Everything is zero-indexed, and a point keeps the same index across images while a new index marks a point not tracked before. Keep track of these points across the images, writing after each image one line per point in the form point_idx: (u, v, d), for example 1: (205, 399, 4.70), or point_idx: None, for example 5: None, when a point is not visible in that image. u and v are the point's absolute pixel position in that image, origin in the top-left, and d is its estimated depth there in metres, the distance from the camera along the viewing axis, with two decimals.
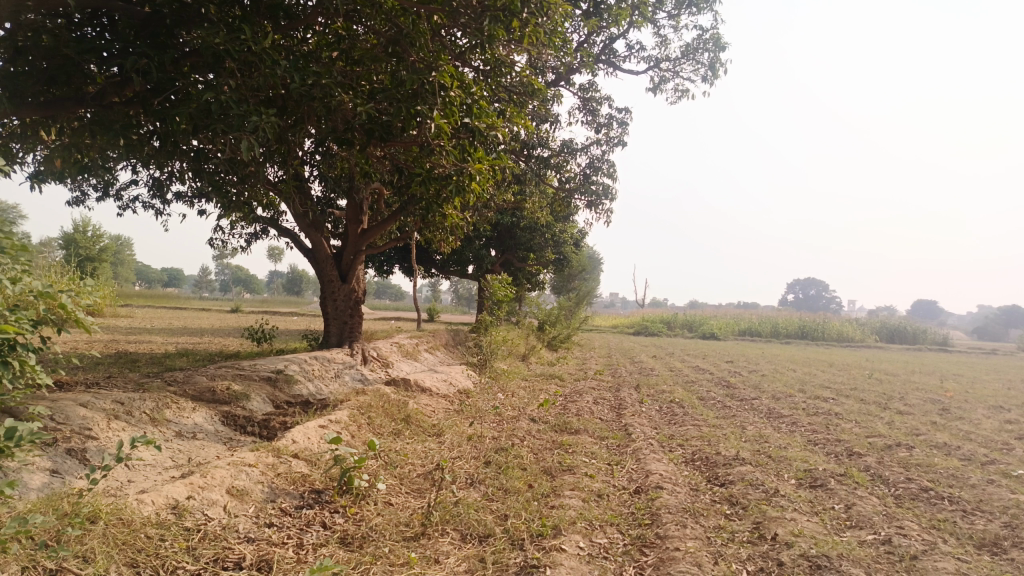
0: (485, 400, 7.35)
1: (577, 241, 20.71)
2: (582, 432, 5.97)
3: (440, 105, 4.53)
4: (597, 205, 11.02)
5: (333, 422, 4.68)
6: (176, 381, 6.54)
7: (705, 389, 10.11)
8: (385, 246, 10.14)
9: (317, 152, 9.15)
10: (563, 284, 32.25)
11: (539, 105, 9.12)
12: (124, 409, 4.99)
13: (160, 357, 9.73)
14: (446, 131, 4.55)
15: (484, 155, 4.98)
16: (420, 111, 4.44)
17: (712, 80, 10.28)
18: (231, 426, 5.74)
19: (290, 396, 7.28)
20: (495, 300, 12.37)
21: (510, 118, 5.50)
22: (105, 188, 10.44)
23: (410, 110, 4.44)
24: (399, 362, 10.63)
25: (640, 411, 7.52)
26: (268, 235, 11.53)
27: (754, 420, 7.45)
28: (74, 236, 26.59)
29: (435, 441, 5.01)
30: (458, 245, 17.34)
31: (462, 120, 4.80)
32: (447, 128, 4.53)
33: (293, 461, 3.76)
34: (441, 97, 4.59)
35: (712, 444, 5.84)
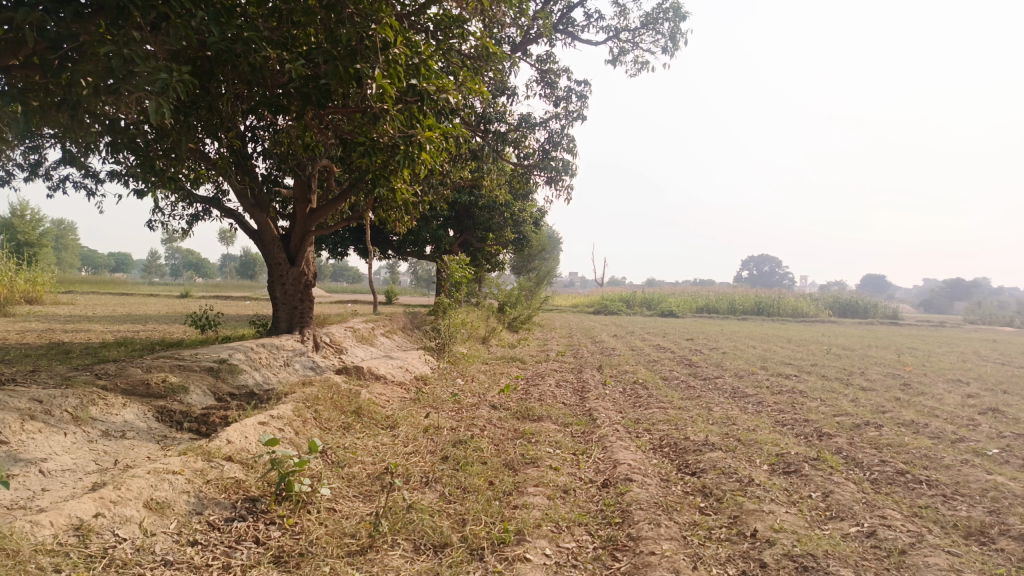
0: (443, 388, 7.00)
1: (536, 220, 20.42)
2: (545, 419, 5.68)
3: (383, 64, 4.11)
4: (557, 182, 10.68)
5: (275, 418, 4.30)
6: (107, 374, 6.04)
7: (668, 369, 9.94)
8: (336, 225, 9.65)
9: (260, 126, 8.61)
10: (522, 263, 31.93)
11: (496, 76, 8.72)
12: (41, 407, 4.51)
13: (96, 347, 9.14)
14: (389, 94, 4.14)
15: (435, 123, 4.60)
16: (362, 73, 4.03)
17: (672, 52, 9.99)
18: (166, 422, 5.30)
19: (234, 387, 6.84)
20: (453, 281, 12.01)
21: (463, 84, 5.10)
22: (32, 168, 9.73)
23: (349, 70, 4.02)
24: (353, 347, 10.23)
25: (603, 394, 7.27)
26: (211, 216, 10.95)
27: (720, 400, 7.26)
28: (11, 220, 25.32)
29: (387, 435, 4.66)
30: (414, 225, 16.85)
31: (409, 83, 4.40)
32: (392, 92, 4.12)
33: (225, 465, 3.38)
34: (385, 56, 4.17)
35: (680, 428, 5.61)
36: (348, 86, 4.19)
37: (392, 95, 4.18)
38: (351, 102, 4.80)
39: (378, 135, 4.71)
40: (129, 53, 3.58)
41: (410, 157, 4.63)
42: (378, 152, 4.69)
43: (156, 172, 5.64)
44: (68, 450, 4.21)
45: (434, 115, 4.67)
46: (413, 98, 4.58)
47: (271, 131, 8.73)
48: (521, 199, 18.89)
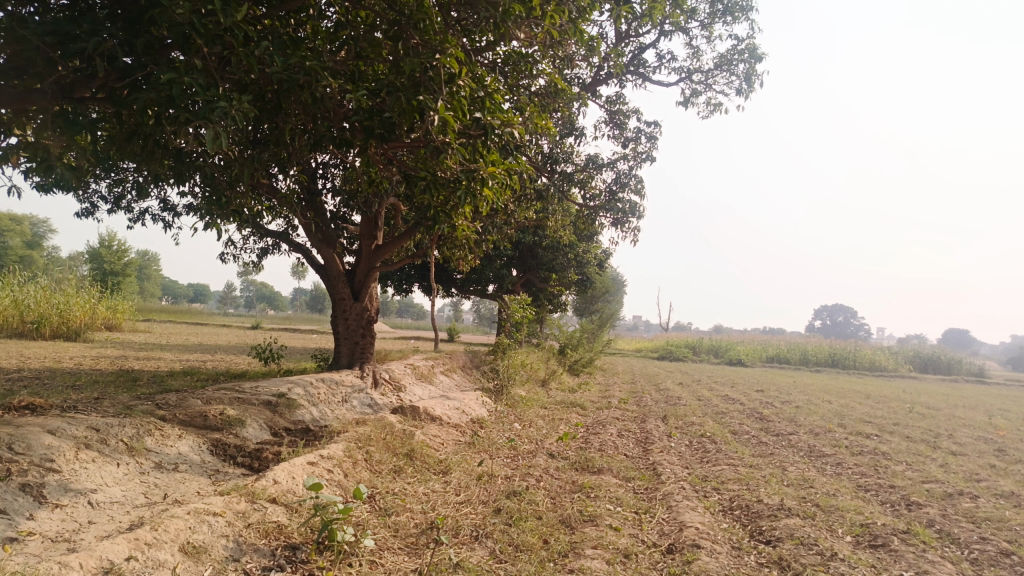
0: (500, 432, 6.77)
1: (601, 262, 20.18)
2: (605, 472, 5.39)
3: (447, 97, 4.03)
4: (624, 224, 10.44)
5: (325, 459, 4.16)
6: (167, 404, 6.06)
7: (737, 422, 9.43)
8: (400, 263, 9.64)
9: (330, 163, 8.74)
10: (586, 305, 31.58)
11: (564, 116, 8.62)
12: (98, 436, 4.50)
13: (163, 375, 9.31)
14: (452, 126, 4.05)
15: (499, 158, 4.49)
16: (424, 105, 3.96)
17: (747, 93, 9.72)
18: (220, 456, 5.24)
19: (291, 422, 6.78)
20: (514, 322, 11.84)
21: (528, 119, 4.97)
22: (115, 201, 10.14)
23: (412, 102, 3.94)
24: (412, 386, 10.14)
25: (667, 447, 6.89)
26: (280, 250, 11.15)
27: (794, 459, 6.79)
28: (99, 250, 26.64)
29: (439, 481, 4.46)
30: (478, 264, 16.85)
31: (473, 116, 4.30)
32: (454, 124, 4.03)
33: (269, 507, 3.24)
34: (449, 88, 4.09)
35: (751, 488, 5.23)
36: (412, 119, 4.11)
37: (455, 127, 4.09)
38: (415, 136, 4.75)
39: (441, 170, 4.64)
40: (195, 84, 3.61)
41: (472, 192, 4.52)
42: (440, 186, 4.60)
43: (224, 207, 5.72)
44: (119, 481, 4.18)
45: (498, 150, 4.56)
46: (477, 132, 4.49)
47: (341, 169, 8.85)
48: (586, 240, 18.70)
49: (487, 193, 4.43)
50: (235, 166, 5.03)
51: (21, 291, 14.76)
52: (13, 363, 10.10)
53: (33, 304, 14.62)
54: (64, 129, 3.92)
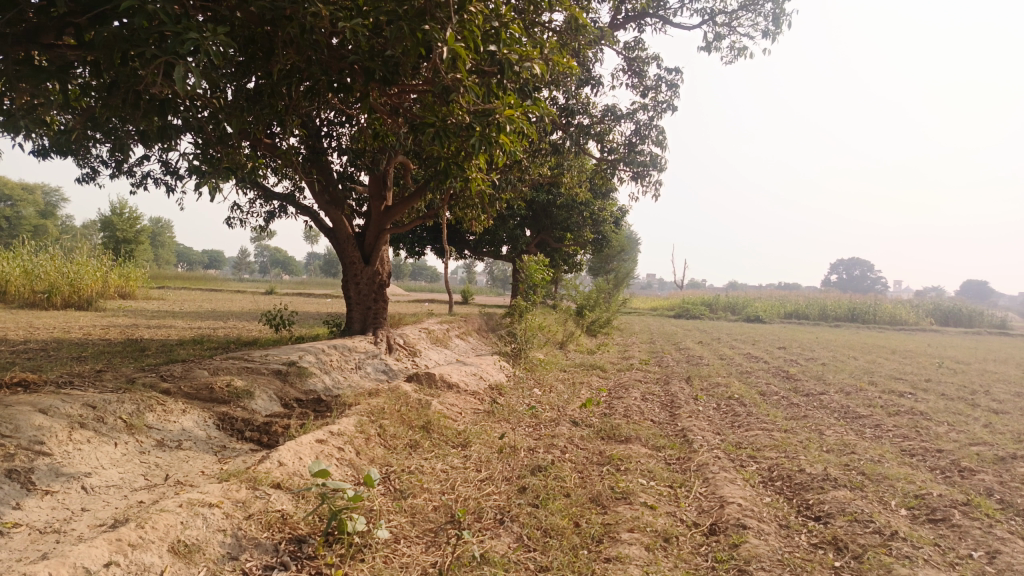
0: (520, 399, 6.47)
1: (617, 219, 19.71)
2: (634, 441, 5.07)
3: (457, 27, 3.60)
4: (644, 178, 9.97)
5: (335, 435, 3.86)
6: (173, 376, 5.80)
7: (764, 382, 9.07)
8: (411, 224, 9.25)
9: (337, 120, 8.36)
10: (601, 265, 31.19)
11: (580, 63, 8.13)
12: (94, 414, 4.23)
13: (172, 344, 9.09)
14: (463, 63, 3.63)
15: (517, 101, 4.08)
16: (431, 36, 3.54)
17: (775, 36, 9.14)
18: (227, 431, 4.97)
19: (302, 392, 6.51)
20: (531, 283, 11.48)
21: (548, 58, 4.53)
22: (117, 165, 9.81)
23: (418, 34, 3.52)
24: (427, 350, 9.87)
25: (697, 411, 6.57)
26: (288, 214, 10.82)
27: (830, 422, 6.44)
28: (111, 218, 26.46)
29: (459, 456, 4.15)
30: (491, 224, 16.47)
31: (487, 51, 3.88)
32: (467, 57, 3.61)
33: (273, 494, 2.94)
34: (459, 18, 3.66)
35: (791, 457, 4.90)
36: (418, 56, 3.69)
37: (466, 61, 3.67)
38: (422, 78, 4.33)
39: (451, 115, 4.24)
40: (172, 22, 3.22)
41: (489, 136, 4.12)
42: (452, 133, 4.20)
43: (222, 166, 5.36)
44: (116, 462, 3.91)
45: (515, 92, 4.14)
46: (491, 67, 4.07)
47: (348, 127, 8.47)
48: (602, 197, 18.22)
49: (504, 138, 4.03)
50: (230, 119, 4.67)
51: (31, 261, 14.59)
52: (21, 334, 9.91)
53: (43, 273, 14.43)
54: (34, 79, 3.57)
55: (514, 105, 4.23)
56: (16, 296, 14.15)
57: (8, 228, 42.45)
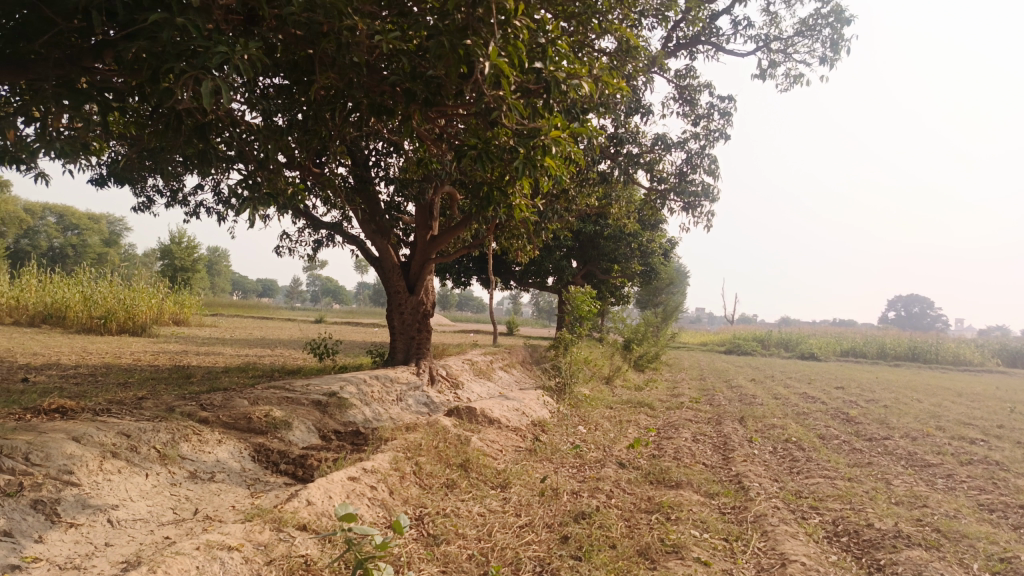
0: (564, 437, 6.21)
1: (666, 252, 19.37)
2: (685, 486, 4.77)
3: (500, 43, 3.47)
4: (695, 209, 9.66)
5: (368, 473, 3.68)
6: (212, 405, 5.72)
7: (823, 424, 8.59)
8: (457, 254, 9.14)
9: (385, 150, 8.36)
10: (649, 298, 30.70)
11: (630, 91, 7.97)
12: (128, 443, 4.15)
13: (217, 372, 9.10)
14: (508, 82, 3.49)
15: (564, 125, 3.91)
16: (473, 52, 3.42)
17: (832, 63, 8.85)
18: (262, 463, 4.84)
19: (341, 423, 6.37)
20: (577, 315, 11.24)
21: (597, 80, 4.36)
22: (171, 194, 10.02)
23: (461, 52, 3.41)
24: (470, 383, 9.69)
25: (751, 454, 6.22)
26: (334, 243, 10.86)
27: (897, 470, 6.00)
28: (170, 247, 27.22)
29: (497, 498, 3.93)
30: (537, 255, 16.32)
31: (533, 69, 3.74)
32: (511, 75, 3.47)
33: (297, 537, 2.77)
34: (503, 34, 3.53)
35: (857, 509, 4.53)
36: (461, 75, 3.57)
37: (509, 78, 3.53)
38: (467, 102, 4.20)
39: (496, 139, 4.10)
40: (211, 42, 3.17)
41: (534, 161, 3.96)
42: (495, 157, 4.05)
43: (266, 194, 5.33)
44: (145, 495, 3.80)
45: (562, 114, 3.97)
46: (538, 87, 3.92)
47: (396, 156, 8.46)
48: (650, 229, 17.92)
49: (550, 163, 3.86)
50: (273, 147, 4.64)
51: (90, 287, 14.99)
52: (74, 359, 10.07)
53: (101, 299, 14.76)
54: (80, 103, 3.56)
55: (561, 128, 4.07)
56: (74, 321, 14.49)
57: (74, 255, 44.12)
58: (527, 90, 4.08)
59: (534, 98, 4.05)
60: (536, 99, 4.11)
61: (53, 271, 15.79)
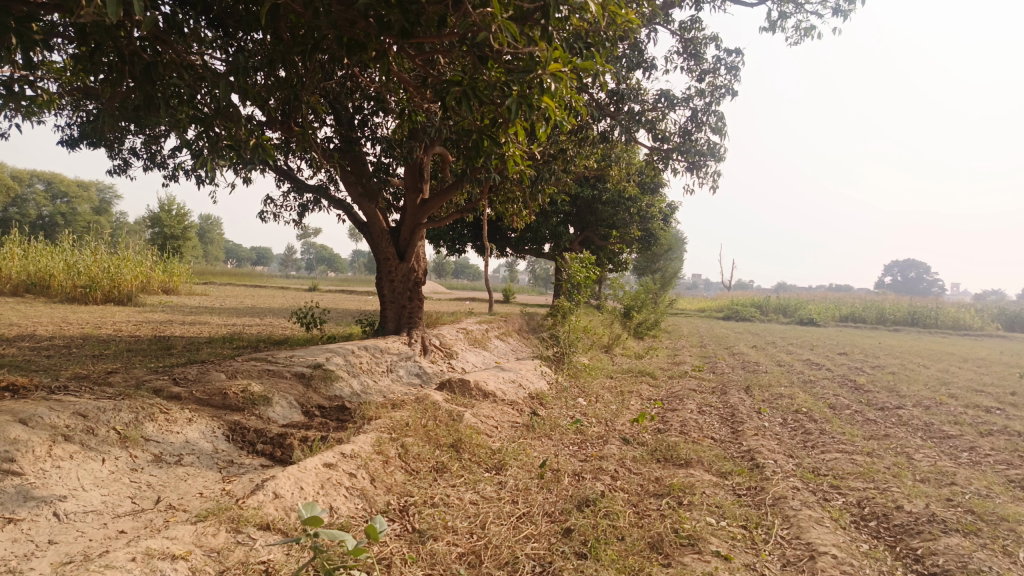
0: (563, 410, 5.85)
1: (666, 217, 18.94)
2: (695, 464, 4.42)
3: None
4: (700, 169, 9.17)
5: (347, 459, 3.30)
6: (186, 380, 5.31)
7: (832, 394, 8.25)
8: (449, 218, 8.68)
9: (371, 107, 7.84)
10: (647, 264, 30.39)
11: (631, 42, 7.45)
12: (84, 425, 3.75)
13: (199, 343, 8.68)
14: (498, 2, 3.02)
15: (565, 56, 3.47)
16: None
17: (847, 13, 8.31)
18: (237, 443, 4.46)
19: (327, 398, 5.99)
20: (575, 282, 10.80)
21: (602, 7, 3.87)
22: (149, 157, 9.52)
23: None
24: (464, 352, 9.32)
25: (762, 427, 5.88)
26: (322, 207, 10.39)
27: (917, 444, 5.65)
28: (160, 215, 26.61)
29: (492, 483, 3.56)
30: (534, 220, 15.90)
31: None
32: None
33: (258, 540, 2.40)
34: None
35: (883, 490, 4.18)
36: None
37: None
38: (455, 30, 3.72)
39: (487, 76, 3.65)
40: None
41: (530, 99, 3.52)
42: (485, 96, 3.58)
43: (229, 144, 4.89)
44: (100, 483, 3.40)
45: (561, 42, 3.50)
46: (535, 9, 3.44)
47: (382, 114, 7.94)
48: (650, 193, 17.46)
49: (548, 101, 3.42)
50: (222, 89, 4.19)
51: (73, 256, 14.51)
52: (51, 331, 9.64)
53: (84, 268, 14.25)
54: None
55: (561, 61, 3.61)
56: (58, 290, 14.01)
57: (64, 225, 43.33)
58: (523, 16, 3.60)
59: (529, 25, 3.58)
60: (531, 27, 3.64)
61: (36, 240, 15.26)
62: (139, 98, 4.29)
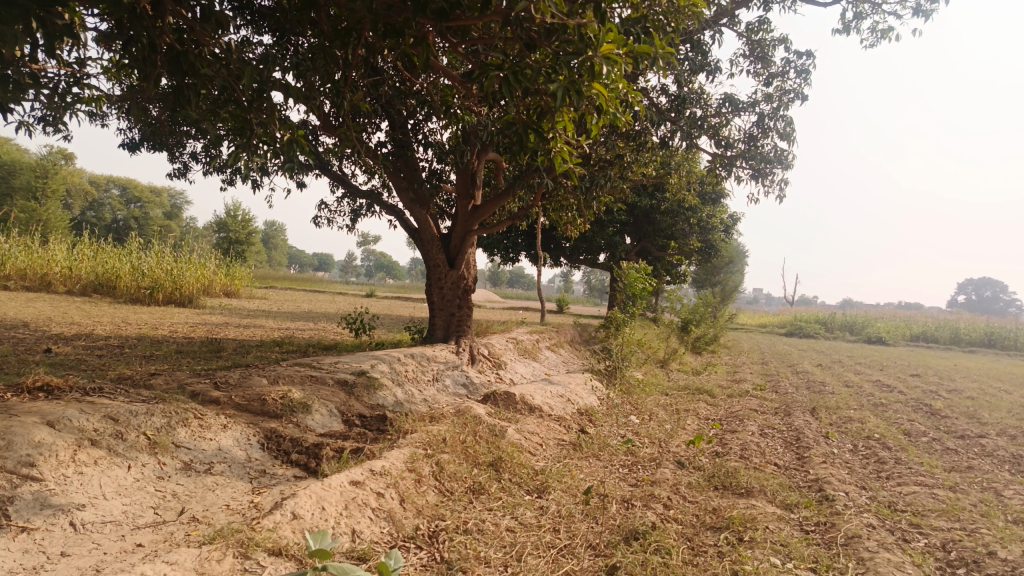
0: (614, 429, 5.53)
1: (727, 229, 18.37)
2: (758, 494, 4.04)
3: None
4: (765, 176, 8.71)
5: (376, 476, 3.07)
6: (227, 384, 5.19)
7: (906, 419, 7.66)
8: (501, 224, 8.45)
9: (424, 112, 7.69)
10: (706, 277, 29.71)
11: (695, 44, 7.10)
12: (114, 429, 3.64)
13: (249, 347, 8.66)
14: None
15: (618, 37, 3.19)
16: None
17: (930, 13, 7.77)
18: (271, 452, 4.29)
19: (370, 406, 5.81)
20: (630, 293, 10.44)
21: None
22: (208, 161, 9.61)
23: None
24: (513, 362, 9.07)
25: (830, 454, 5.43)
26: (375, 212, 10.32)
27: (1006, 478, 5.11)
28: (225, 220, 27.27)
29: (532, 508, 3.28)
30: (590, 229, 15.60)
31: None
32: None
33: (266, 568, 2.20)
34: None
35: (972, 531, 3.73)
36: None
37: None
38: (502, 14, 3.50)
39: (535, 64, 3.42)
40: None
41: (579, 84, 3.25)
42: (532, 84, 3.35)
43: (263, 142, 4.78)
44: (123, 491, 3.26)
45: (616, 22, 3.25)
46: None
47: (435, 118, 7.79)
48: (710, 203, 16.95)
49: (598, 86, 3.17)
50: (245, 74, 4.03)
51: (138, 259, 14.84)
52: (109, 331, 9.79)
53: (148, 270, 14.53)
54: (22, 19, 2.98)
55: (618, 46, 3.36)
56: (123, 291, 14.35)
57: (137, 229, 44.95)
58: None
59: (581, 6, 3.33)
60: (585, 8, 3.38)
61: (105, 243, 15.69)
62: (171, 91, 4.19)
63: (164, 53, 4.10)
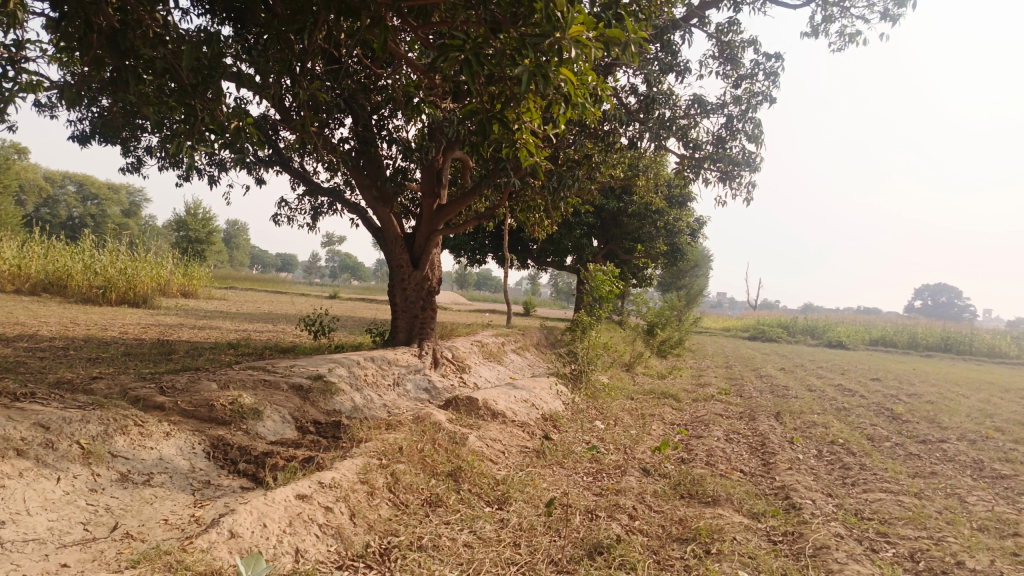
0: (578, 435, 5.39)
1: (693, 232, 18.46)
2: (725, 503, 3.94)
3: None
4: (733, 179, 8.69)
5: (325, 489, 2.88)
6: (173, 389, 4.93)
7: (869, 423, 7.68)
8: (466, 225, 8.28)
9: (388, 108, 7.50)
10: (672, 280, 29.91)
11: (664, 43, 7.03)
12: (43, 438, 3.39)
13: (202, 349, 8.33)
14: None
15: (587, 20, 3.08)
16: None
17: (896, 19, 7.83)
18: (217, 461, 4.06)
19: (326, 412, 5.59)
20: (596, 296, 10.34)
21: None
22: (163, 156, 9.27)
23: None
24: (477, 366, 8.89)
25: (796, 459, 5.37)
26: (337, 211, 10.06)
27: (969, 484, 5.10)
28: (185, 218, 26.62)
29: (492, 521, 3.12)
30: (557, 232, 15.50)
31: None
32: None
33: None
34: None
35: (939, 540, 3.67)
36: None
37: None
38: None
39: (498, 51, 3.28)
40: None
41: (545, 71, 3.13)
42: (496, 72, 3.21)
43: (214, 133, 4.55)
44: (49, 506, 3.01)
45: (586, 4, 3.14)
46: None
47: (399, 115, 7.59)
48: (677, 207, 16.99)
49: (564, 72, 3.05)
50: (190, 59, 3.80)
51: (91, 257, 14.32)
52: (56, 331, 9.37)
53: (101, 269, 14.00)
54: None
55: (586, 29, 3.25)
56: (74, 291, 13.83)
57: (94, 227, 43.71)
58: None
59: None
60: None
61: (56, 240, 15.12)
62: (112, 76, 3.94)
63: (105, 36, 3.85)
